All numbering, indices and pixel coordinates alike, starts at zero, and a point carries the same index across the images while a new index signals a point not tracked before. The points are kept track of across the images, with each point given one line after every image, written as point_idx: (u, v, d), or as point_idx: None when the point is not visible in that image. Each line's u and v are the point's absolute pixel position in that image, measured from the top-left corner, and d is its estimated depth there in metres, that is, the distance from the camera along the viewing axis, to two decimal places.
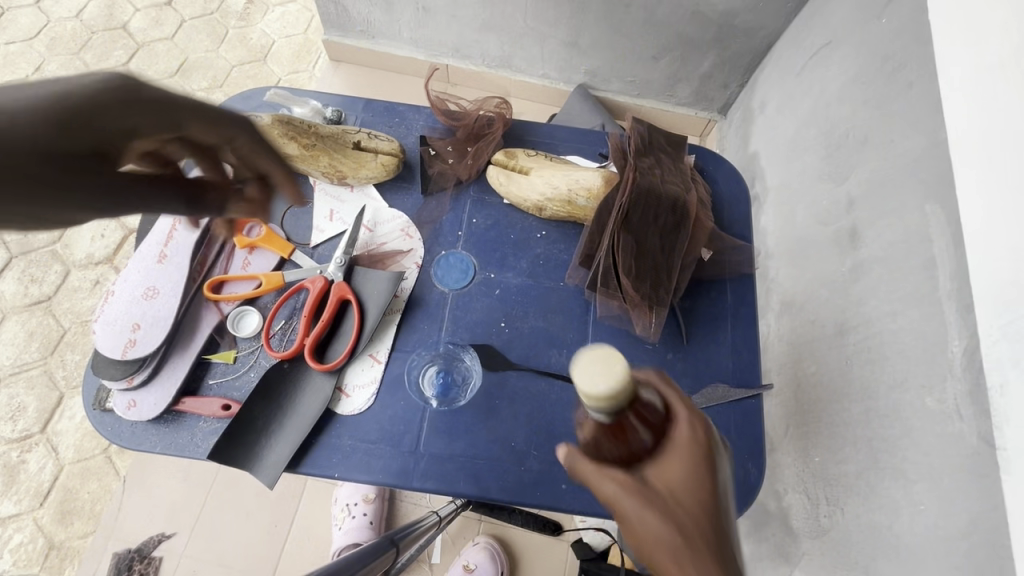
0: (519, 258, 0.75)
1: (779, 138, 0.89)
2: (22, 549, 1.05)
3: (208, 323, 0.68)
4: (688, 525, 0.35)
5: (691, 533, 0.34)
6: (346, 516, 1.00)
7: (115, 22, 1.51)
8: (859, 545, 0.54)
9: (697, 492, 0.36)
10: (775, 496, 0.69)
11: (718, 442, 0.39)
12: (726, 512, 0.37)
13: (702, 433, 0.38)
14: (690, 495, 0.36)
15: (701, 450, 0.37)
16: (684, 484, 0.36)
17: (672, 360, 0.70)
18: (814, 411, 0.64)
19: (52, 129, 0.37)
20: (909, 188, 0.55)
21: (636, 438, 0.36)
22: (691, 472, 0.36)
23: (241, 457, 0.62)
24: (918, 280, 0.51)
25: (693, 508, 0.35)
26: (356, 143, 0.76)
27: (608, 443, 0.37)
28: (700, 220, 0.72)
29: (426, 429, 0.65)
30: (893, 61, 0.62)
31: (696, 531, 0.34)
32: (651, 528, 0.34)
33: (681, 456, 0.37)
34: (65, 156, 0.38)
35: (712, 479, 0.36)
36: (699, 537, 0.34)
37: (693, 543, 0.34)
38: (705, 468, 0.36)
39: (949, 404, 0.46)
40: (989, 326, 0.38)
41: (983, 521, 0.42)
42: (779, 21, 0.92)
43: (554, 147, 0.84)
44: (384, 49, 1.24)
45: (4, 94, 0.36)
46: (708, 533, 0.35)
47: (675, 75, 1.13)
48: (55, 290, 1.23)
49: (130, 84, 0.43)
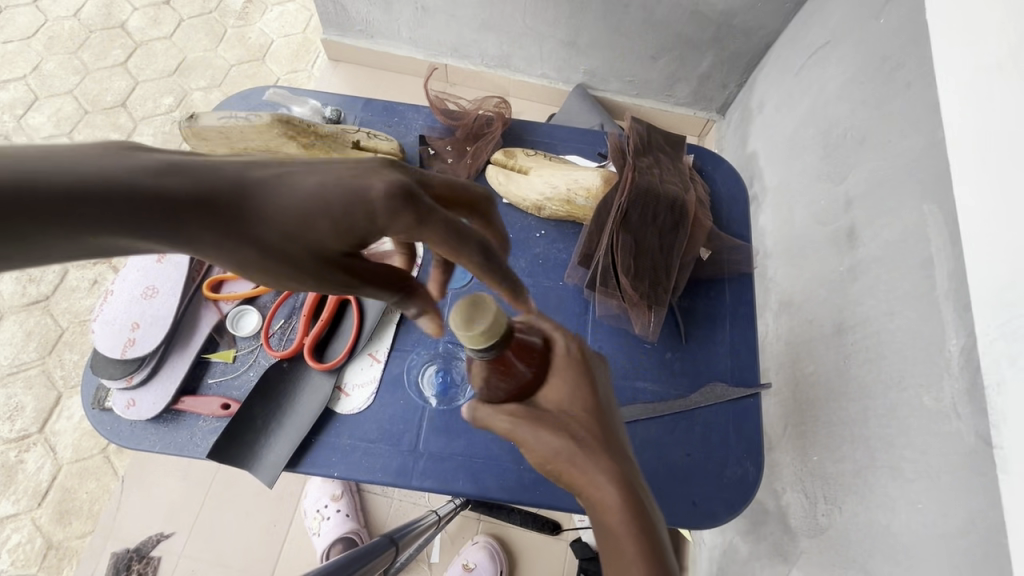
0: (519, 257, 0.75)
1: (778, 138, 0.89)
2: (20, 549, 1.05)
3: (208, 322, 0.68)
4: (576, 427, 0.41)
5: (580, 433, 0.41)
6: (321, 519, 0.98)
7: (113, 21, 1.50)
8: (857, 544, 0.54)
9: (581, 403, 0.42)
10: (773, 495, 0.70)
11: (593, 359, 0.45)
12: (610, 414, 0.43)
13: (575, 355, 0.44)
14: (577, 406, 0.42)
15: (579, 370, 0.44)
16: (569, 398, 0.42)
17: (670, 359, 0.70)
18: (813, 410, 0.64)
19: (328, 233, 0.39)
20: (907, 188, 0.55)
21: (520, 372, 0.42)
22: (573, 386, 0.43)
23: (241, 457, 0.62)
24: (916, 280, 0.51)
25: (580, 413, 0.42)
26: (356, 142, 0.76)
27: (500, 379, 0.42)
28: (700, 220, 0.72)
29: (425, 428, 0.65)
30: (891, 61, 0.62)
31: (583, 429, 0.41)
32: (546, 438, 0.40)
33: (562, 377, 0.43)
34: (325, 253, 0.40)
35: (593, 389, 0.43)
36: (587, 435, 0.40)
37: (583, 439, 0.40)
38: (584, 380, 0.43)
39: (947, 404, 0.46)
40: (987, 326, 0.38)
41: (981, 519, 0.42)
42: (778, 21, 0.92)
43: (553, 147, 0.84)
44: (383, 48, 1.24)
45: (302, 185, 0.38)
46: (594, 430, 0.41)
47: (674, 75, 1.13)
48: (52, 290, 1.23)
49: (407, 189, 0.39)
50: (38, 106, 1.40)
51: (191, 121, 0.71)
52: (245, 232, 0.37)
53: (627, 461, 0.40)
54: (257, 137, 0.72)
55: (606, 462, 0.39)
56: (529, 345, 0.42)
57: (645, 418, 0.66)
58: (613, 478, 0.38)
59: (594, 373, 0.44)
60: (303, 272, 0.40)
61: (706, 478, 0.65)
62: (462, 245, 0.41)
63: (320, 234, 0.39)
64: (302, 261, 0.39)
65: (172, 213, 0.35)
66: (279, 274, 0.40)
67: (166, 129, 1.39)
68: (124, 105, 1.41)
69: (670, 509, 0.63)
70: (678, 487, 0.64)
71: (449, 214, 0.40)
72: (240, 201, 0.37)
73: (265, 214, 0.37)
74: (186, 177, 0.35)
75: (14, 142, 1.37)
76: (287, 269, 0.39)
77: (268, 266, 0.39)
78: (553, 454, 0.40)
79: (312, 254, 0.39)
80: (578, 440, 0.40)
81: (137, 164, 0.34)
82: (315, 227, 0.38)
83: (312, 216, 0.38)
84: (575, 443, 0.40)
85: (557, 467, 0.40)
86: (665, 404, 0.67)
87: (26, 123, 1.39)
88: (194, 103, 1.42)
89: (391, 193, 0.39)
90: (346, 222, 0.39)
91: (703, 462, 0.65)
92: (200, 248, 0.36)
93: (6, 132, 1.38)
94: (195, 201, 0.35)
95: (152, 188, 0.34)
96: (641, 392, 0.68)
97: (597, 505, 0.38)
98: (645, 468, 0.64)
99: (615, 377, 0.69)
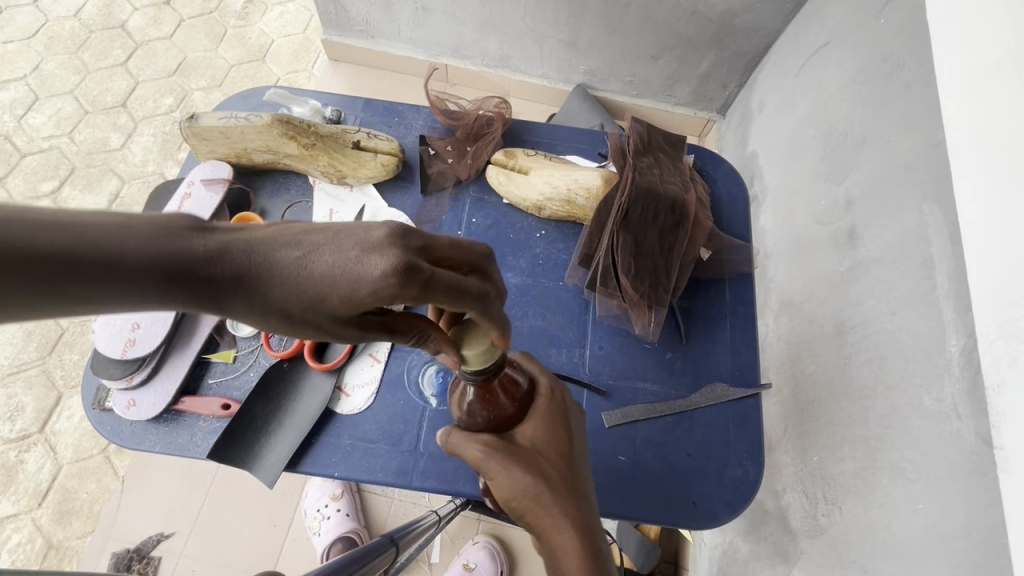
0: (519, 258, 0.75)
1: (778, 138, 0.89)
2: (20, 549, 1.05)
3: (208, 323, 0.68)
4: (547, 469, 0.44)
5: (551, 475, 0.44)
6: (321, 520, 0.98)
7: (114, 21, 1.51)
8: (857, 544, 0.54)
9: (554, 446, 0.46)
10: (773, 495, 0.70)
11: (571, 409, 0.49)
12: (578, 463, 0.47)
13: (555, 402, 0.48)
14: (549, 449, 0.45)
15: (556, 415, 0.47)
16: (544, 441, 0.46)
17: (671, 359, 0.70)
18: (813, 411, 0.64)
19: (344, 308, 0.37)
20: (907, 189, 0.55)
21: (502, 404, 0.45)
22: (548, 430, 0.46)
23: (240, 457, 0.62)
24: (916, 280, 0.51)
25: (552, 456, 0.45)
26: (356, 143, 0.76)
27: (482, 410, 0.45)
28: (700, 220, 0.72)
29: (425, 428, 0.65)
30: (892, 62, 0.62)
31: (553, 471, 0.44)
32: (517, 474, 0.43)
33: (540, 420, 0.47)
34: (341, 319, 0.38)
35: (567, 435, 0.47)
36: (556, 479, 0.44)
37: (552, 481, 0.43)
38: (560, 426, 0.47)
39: (947, 404, 0.46)
40: (987, 326, 0.38)
41: (981, 519, 0.42)
42: (778, 21, 0.93)
43: (553, 148, 0.84)
44: (383, 48, 1.24)
45: (316, 263, 0.36)
46: (562, 475, 0.44)
47: (674, 75, 1.13)
48: None
49: (402, 262, 0.36)
50: (38, 106, 1.40)
51: (191, 121, 0.71)
52: (263, 303, 0.36)
53: (587, 510, 0.43)
54: (257, 137, 0.72)
55: (568, 504, 0.42)
56: (515, 385, 0.46)
57: (645, 419, 0.66)
58: (572, 521, 0.42)
59: (569, 423, 0.48)
60: (319, 333, 0.39)
61: (706, 478, 0.65)
62: (463, 304, 0.38)
63: (333, 307, 0.37)
64: (318, 327, 0.38)
65: (203, 293, 0.35)
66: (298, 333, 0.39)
67: (167, 129, 1.39)
68: (124, 105, 1.41)
69: (671, 510, 0.63)
70: (679, 488, 0.64)
71: (451, 276, 0.38)
72: (257, 279, 0.36)
73: (278, 292, 0.36)
74: (220, 259, 0.35)
75: (15, 142, 1.37)
76: (306, 331, 0.39)
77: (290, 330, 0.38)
78: (520, 490, 0.43)
79: (327, 322, 0.38)
80: (546, 481, 0.43)
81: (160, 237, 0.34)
82: (327, 301, 0.37)
83: (321, 291, 0.36)
84: (544, 484, 0.43)
85: (520, 505, 0.43)
86: (665, 404, 0.67)
87: (26, 123, 1.39)
88: (194, 103, 1.42)
89: (391, 271, 0.36)
90: (354, 297, 0.37)
91: (704, 462, 0.65)
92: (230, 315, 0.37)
93: (6, 132, 1.38)
94: (223, 277, 0.35)
95: (176, 264, 0.34)
96: (642, 393, 0.68)
97: (555, 545, 0.41)
98: (645, 468, 0.65)
99: (615, 377, 0.69)
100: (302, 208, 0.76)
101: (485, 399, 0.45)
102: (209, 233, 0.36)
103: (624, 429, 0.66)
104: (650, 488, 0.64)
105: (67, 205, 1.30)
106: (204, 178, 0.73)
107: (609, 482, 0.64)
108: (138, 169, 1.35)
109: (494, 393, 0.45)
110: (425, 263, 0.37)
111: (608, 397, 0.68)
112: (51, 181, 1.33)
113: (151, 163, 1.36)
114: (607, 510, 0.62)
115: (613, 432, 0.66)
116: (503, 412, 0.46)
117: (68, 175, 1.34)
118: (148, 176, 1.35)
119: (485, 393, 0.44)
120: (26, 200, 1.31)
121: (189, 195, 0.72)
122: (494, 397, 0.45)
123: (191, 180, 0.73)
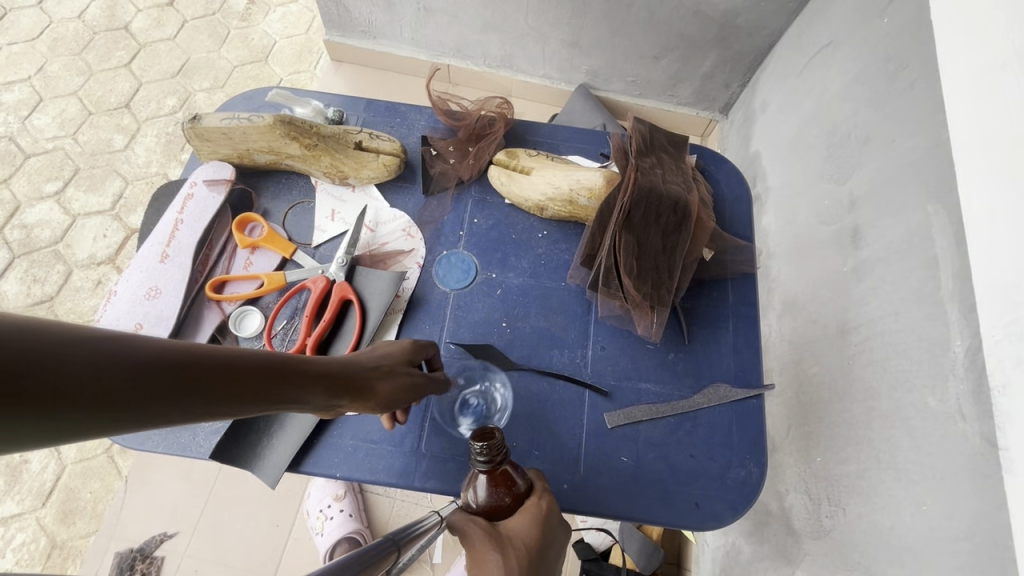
0: (520, 258, 0.75)
1: (780, 138, 0.89)
2: (23, 549, 1.05)
3: (209, 324, 0.68)
4: (510, 559, 0.46)
5: (509, 564, 0.45)
6: (323, 520, 0.98)
7: (117, 22, 1.51)
8: (860, 545, 0.54)
9: (530, 543, 0.48)
10: (776, 497, 0.70)
11: (559, 524, 0.51)
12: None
13: (543, 509, 0.51)
14: (524, 542, 0.48)
15: (539, 517, 0.50)
16: (521, 533, 0.48)
17: (673, 360, 0.70)
18: (816, 411, 0.64)
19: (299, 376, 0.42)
20: (910, 189, 0.55)
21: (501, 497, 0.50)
22: (529, 531, 0.48)
23: (242, 457, 0.62)
24: (920, 280, 0.51)
25: (520, 549, 0.47)
26: (357, 143, 0.76)
27: (487, 497, 0.50)
28: (702, 219, 0.71)
29: (427, 429, 0.65)
30: (894, 61, 0.62)
31: (516, 563, 0.45)
32: (485, 548, 0.46)
33: (528, 520, 0.49)
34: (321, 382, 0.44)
35: (545, 541, 0.49)
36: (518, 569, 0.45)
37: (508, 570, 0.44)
38: (541, 529, 0.49)
39: (951, 405, 0.46)
40: (991, 327, 0.38)
41: (986, 521, 0.42)
42: (780, 20, 0.92)
43: (554, 148, 0.84)
44: (384, 49, 1.25)
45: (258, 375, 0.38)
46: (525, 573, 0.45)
47: (676, 75, 1.13)
48: (57, 290, 1.24)
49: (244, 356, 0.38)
50: (42, 107, 1.41)
51: (192, 122, 0.71)
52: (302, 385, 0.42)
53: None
54: (258, 138, 0.72)
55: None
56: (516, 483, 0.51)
57: (646, 419, 0.66)
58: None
59: (552, 535, 0.50)
60: (403, 395, 0.52)
61: (708, 479, 0.64)
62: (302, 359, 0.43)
63: (397, 367, 0.53)
64: (398, 377, 0.52)
65: (277, 390, 0.39)
66: (390, 404, 0.51)
67: (169, 130, 1.40)
68: (128, 106, 1.41)
69: (673, 510, 0.63)
70: (680, 488, 0.64)
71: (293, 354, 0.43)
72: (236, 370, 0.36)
73: (365, 371, 0.49)
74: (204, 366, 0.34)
75: (18, 143, 1.38)
76: (397, 395, 0.51)
77: (383, 392, 0.50)
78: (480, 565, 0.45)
79: (404, 373, 0.53)
80: (511, 566, 0.45)
81: (175, 343, 0.33)
82: (397, 374, 0.52)
83: (387, 366, 0.52)
84: (502, 566, 0.45)
85: None
86: (667, 405, 0.67)
87: (30, 124, 1.40)
88: (197, 104, 1.43)
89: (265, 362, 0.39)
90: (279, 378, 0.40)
91: (706, 463, 0.65)
92: (317, 403, 0.44)
93: (10, 133, 1.39)
94: (283, 361, 0.41)
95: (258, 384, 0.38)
96: (643, 393, 0.68)
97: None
98: (646, 468, 0.64)
99: (617, 377, 0.69)
100: (303, 209, 0.76)
101: (492, 489, 0.50)
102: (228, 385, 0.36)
103: (626, 429, 0.66)
104: (652, 489, 0.63)
105: (71, 206, 1.31)
106: (206, 178, 0.73)
107: (610, 482, 0.64)
108: (141, 169, 1.36)
109: (499, 485, 0.50)
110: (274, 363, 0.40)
111: (610, 396, 0.68)
112: (54, 182, 1.34)
113: (154, 164, 1.37)
114: (607, 511, 0.62)
115: (614, 432, 0.66)
116: (500, 504, 0.50)
117: (71, 176, 1.34)
118: (151, 176, 1.36)
119: (495, 482, 0.50)
120: (29, 201, 1.32)
121: (191, 196, 0.72)
122: (501, 487, 0.50)
123: (192, 180, 0.73)
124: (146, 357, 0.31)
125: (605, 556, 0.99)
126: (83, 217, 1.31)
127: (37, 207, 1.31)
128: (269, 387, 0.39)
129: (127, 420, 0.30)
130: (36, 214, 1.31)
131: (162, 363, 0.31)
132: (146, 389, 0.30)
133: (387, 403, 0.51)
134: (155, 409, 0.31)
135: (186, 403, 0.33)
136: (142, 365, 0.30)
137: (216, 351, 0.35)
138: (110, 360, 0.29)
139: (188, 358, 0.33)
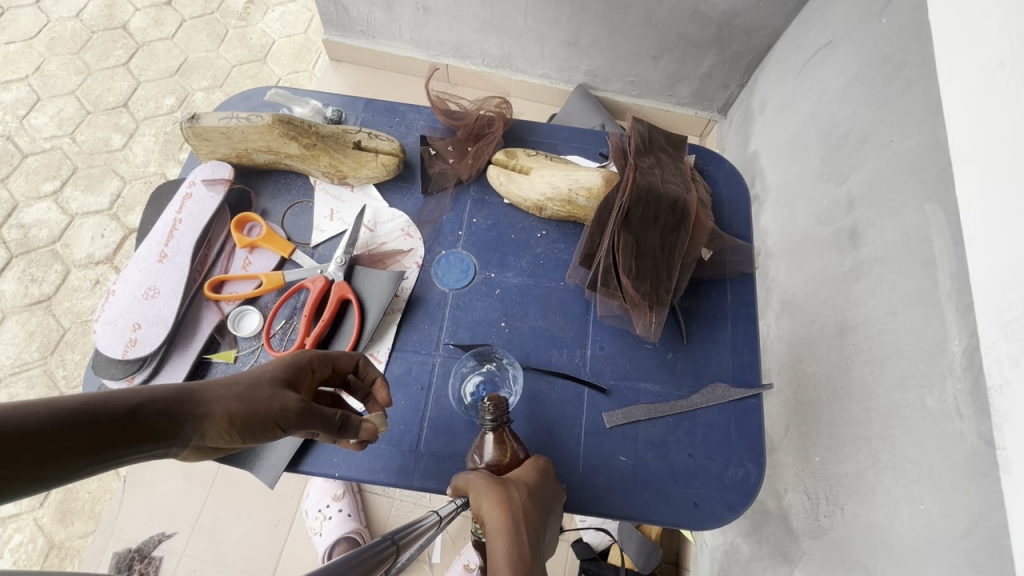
0: (519, 258, 0.75)
1: (779, 138, 0.89)
2: (21, 549, 1.05)
3: (209, 323, 0.68)
4: (511, 490, 0.49)
5: (510, 493, 0.49)
6: (323, 520, 0.98)
7: (115, 22, 1.50)
8: (859, 545, 0.54)
9: (531, 482, 0.52)
10: (775, 496, 0.69)
11: (556, 482, 0.56)
12: (543, 516, 0.50)
13: (544, 465, 0.57)
14: (527, 481, 0.52)
15: (541, 468, 0.55)
16: (523, 476, 0.53)
17: (672, 360, 0.70)
18: (815, 411, 0.64)
19: (128, 414, 0.37)
20: (907, 190, 0.55)
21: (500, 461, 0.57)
22: (535, 476, 0.53)
23: (242, 457, 0.62)
24: (919, 280, 0.51)
25: (521, 484, 0.51)
26: (357, 143, 0.76)
27: (493, 455, 0.58)
28: (701, 220, 0.71)
29: (426, 429, 0.65)
30: (893, 62, 0.62)
31: (517, 493, 0.49)
32: (488, 483, 0.50)
33: (532, 468, 0.55)
34: (147, 417, 0.38)
35: (545, 487, 0.53)
36: (520, 498, 0.49)
37: (510, 497, 0.48)
38: (540, 475, 0.54)
39: (949, 404, 0.46)
40: (989, 326, 0.38)
41: (984, 520, 0.42)
42: (779, 20, 0.92)
43: (554, 148, 0.84)
44: (384, 48, 1.24)
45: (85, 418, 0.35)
46: (525, 503, 0.49)
47: (675, 75, 1.13)
48: (55, 290, 1.24)
49: (58, 405, 0.34)
50: (40, 106, 1.41)
51: (191, 121, 0.70)
52: (131, 424, 0.37)
53: (533, 540, 0.46)
54: (258, 137, 0.72)
55: (519, 523, 0.46)
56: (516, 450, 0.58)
57: (646, 418, 0.66)
58: (515, 535, 0.45)
59: (548, 484, 0.54)
60: (270, 418, 0.45)
61: (707, 479, 0.64)
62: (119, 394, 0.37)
63: (269, 385, 0.47)
64: (263, 396, 0.45)
65: (114, 433, 0.36)
66: (252, 430, 0.44)
67: (168, 129, 1.40)
68: (126, 105, 1.41)
69: (671, 510, 0.63)
70: (679, 488, 0.64)
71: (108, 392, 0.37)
72: (75, 418, 0.34)
73: (215, 390, 0.43)
74: (36, 422, 0.32)
75: (16, 142, 1.37)
76: (259, 420, 0.44)
77: (236, 411, 0.43)
78: (483, 496, 0.48)
79: (275, 394, 0.46)
80: (514, 494, 0.49)
81: (58, 399, 0.34)
82: (263, 393, 0.45)
83: (249, 386, 0.45)
84: (503, 494, 0.48)
85: (484, 511, 0.47)
86: (667, 404, 0.67)
87: (28, 123, 1.39)
88: (196, 103, 1.42)
89: (66, 410, 0.34)
90: (86, 422, 0.35)
91: (705, 462, 0.65)
92: (156, 443, 0.39)
93: (9, 132, 1.38)
94: (97, 402, 0.36)
95: (92, 433, 0.35)
96: (643, 393, 0.68)
97: (492, 548, 0.44)
98: (645, 468, 0.64)
99: (616, 377, 0.69)
100: (303, 208, 0.76)
101: (498, 447, 0.58)
102: (62, 436, 0.33)
103: (625, 429, 0.66)
104: (652, 489, 0.64)
105: (69, 205, 1.31)
106: (204, 178, 0.72)
107: (610, 483, 0.64)
108: (139, 169, 1.36)
109: (500, 446, 0.58)
110: (73, 410, 0.34)
111: (609, 395, 0.68)
112: (52, 181, 1.33)
113: (153, 163, 1.37)
114: (606, 510, 0.62)
115: (613, 432, 0.66)
116: (503, 463, 0.57)
117: (69, 176, 1.34)
118: (149, 176, 1.35)
119: (500, 440, 0.58)
120: (27, 200, 1.32)
121: (190, 195, 0.72)
122: (504, 443, 0.58)
123: (191, 180, 0.72)
124: (47, 410, 0.33)
125: (605, 555, 1.00)
126: (81, 217, 1.30)
127: (35, 206, 1.31)
128: (121, 429, 0.36)
129: (23, 481, 0.31)
130: (34, 213, 1.31)
131: (38, 420, 0.32)
132: (11, 453, 0.30)
133: (244, 428, 0.44)
134: (44, 469, 0.32)
135: (55, 461, 0.32)
136: (13, 425, 0.31)
137: (103, 396, 0.36)
138: (25, 417, 0.32)
139: (65, 409, 0.34)
